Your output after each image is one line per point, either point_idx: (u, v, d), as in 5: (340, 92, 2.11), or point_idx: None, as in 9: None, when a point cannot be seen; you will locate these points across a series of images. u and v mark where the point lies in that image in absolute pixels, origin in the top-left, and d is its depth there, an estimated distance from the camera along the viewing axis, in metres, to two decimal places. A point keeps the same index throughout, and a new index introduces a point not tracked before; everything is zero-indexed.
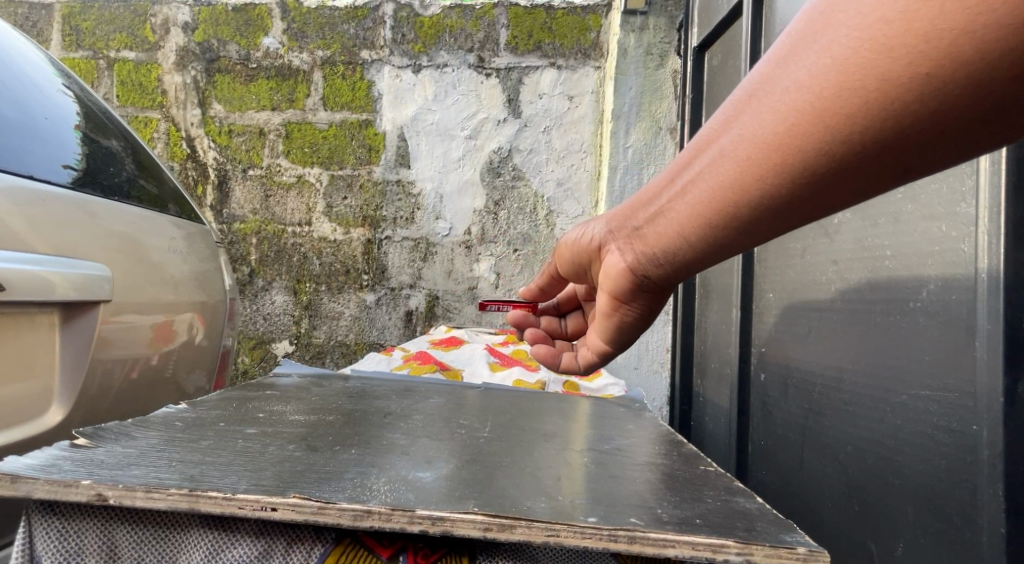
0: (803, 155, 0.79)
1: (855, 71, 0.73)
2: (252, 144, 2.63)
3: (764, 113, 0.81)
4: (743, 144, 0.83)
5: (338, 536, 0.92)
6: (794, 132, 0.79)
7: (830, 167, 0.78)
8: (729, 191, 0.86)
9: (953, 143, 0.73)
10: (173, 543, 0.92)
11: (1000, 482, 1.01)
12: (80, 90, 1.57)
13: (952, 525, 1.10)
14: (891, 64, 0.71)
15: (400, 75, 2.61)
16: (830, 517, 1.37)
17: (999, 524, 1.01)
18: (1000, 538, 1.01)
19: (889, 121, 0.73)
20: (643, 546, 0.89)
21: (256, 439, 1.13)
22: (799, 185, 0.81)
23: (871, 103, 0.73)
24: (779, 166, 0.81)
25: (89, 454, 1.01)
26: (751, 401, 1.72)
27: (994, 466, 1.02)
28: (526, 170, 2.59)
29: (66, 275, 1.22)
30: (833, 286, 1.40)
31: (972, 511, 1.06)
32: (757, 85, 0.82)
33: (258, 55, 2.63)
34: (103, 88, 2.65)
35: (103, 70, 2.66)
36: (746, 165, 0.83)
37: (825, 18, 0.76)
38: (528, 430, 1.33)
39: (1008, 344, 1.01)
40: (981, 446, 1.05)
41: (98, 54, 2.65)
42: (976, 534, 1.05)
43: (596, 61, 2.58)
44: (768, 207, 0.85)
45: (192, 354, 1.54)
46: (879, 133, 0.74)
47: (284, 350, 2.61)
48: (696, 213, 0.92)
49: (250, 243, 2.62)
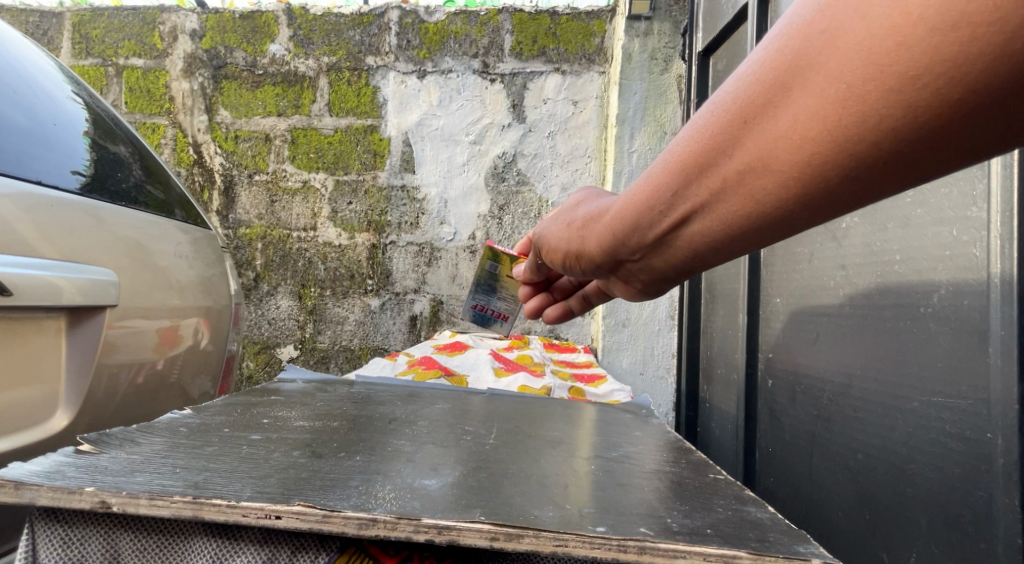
0: (807, 182, 0.76)
1: (862, 97, 0.70)
2: (258, 150, 2.63)
3: (761, 140, 0.77)
4: (750, 174, 0.79)
5: (343, 545, 0.91)
6: (796, 160, 0.75)
7: (835, 191, 0.76)
8: (738, 221, 0.83)
9: (969, 161, 0.72)
10: (177, 551, 0.92)
11: (1018, 491, 1.01)
12: (89, 96, 1.57)
13: (967, 535, 1.09)
14: (902, 87, 0.68)
15: (406, 81, 2.60)
16: (840, 526, 1.36)
17: (1017, 535, 1.01)
18: (1017, 549, 1.01)
19: (899, 147, 0.71)
20: (652, 556, 0.88)
21: (260, 445, 1.12)
22: (810, 210, 0.79)
23: (879, 128, 0.71)
24: (784, 194, 0.78)
25: (94, 460, 1.00)
26: (758, 407, 1.70)
27: (1010, 476, 1.02)
28: (530, 175, 2.59)
29: (73, 279, 1.21)
30: (842, 291, 1.38)
31: (988, 521, 1.06)
32: (755, 109, 0.77)
33: (264, 62, 2.63)
34: (112, 95, 2.65)
35: (112, 77, 2.66)
36: (755, 195, 0.80)
37: (819, 35, 0.72)
38: (534, 436, 1.32)
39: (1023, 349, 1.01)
40: (996, 455, 1.04)
41: (106, 62, 2.66)
42: (992, 544, 1.05)
43: (600, 66, 2.58)
44: (771, 231, 0.82)
45: (197, 359, 1.53)
46: (887, 158, 0.72)
47: (289, 355, 2.60)
48: (699, 241, 0.88)
49: (255, 248, 2.61)
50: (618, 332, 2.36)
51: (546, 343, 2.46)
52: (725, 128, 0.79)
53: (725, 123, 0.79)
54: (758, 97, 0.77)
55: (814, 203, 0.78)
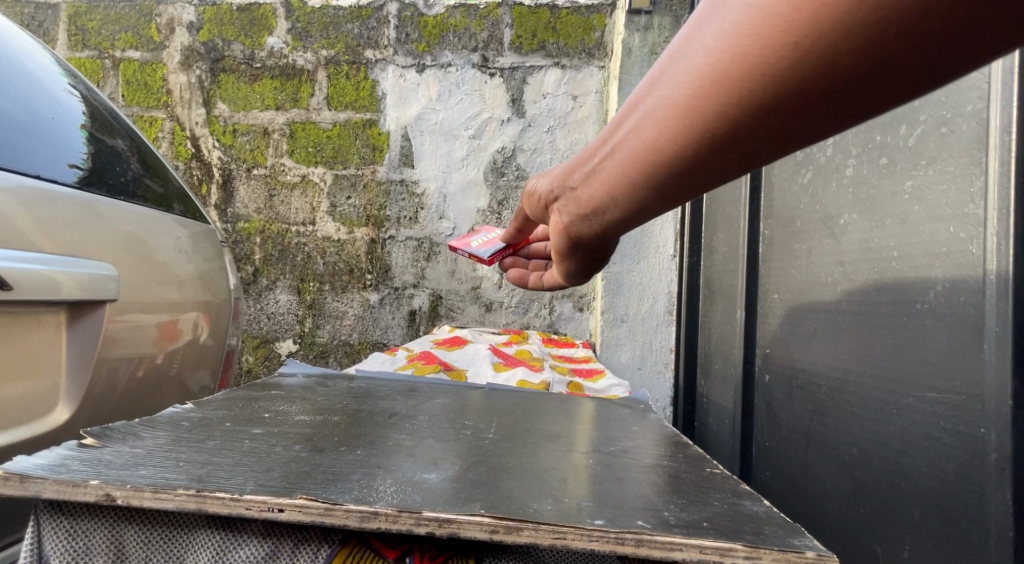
0: (712, 113, 0.78)
1: (764, 20, 0.73)
2: (256, 144, 2.63)
3: (677, 70, 0.80)
4: (662, 105, 0.82)
5: (344, 537, 0.92)
6: (705, 89, 0.78)
7: (741, 124, 0.77)
8: (651, 155, 0.85)
9: (874, 87, 0.71)
10: (180, 543, 0.93)
11: (1010, 486, 1.03)
12: (87, 89, 1.58)
13: (959, 529, 1.10)
14: (803, 8, 0.70)
15: (405, 75, 2.60)
16: (835, 519, 1.37)
17: (1007, 528, 1.03)
18: (1008, 543, 1.03)
19: (801, 71, 0.72)
20: (650, 549, 0.89)
21: (262, 439, 1.13)
22: (717, 146, 0.80)
23: (782, 50, 0.72)
24: (692, 126, 0.80)
25: (97, 454, 1.01)
26: (755, 402, 1.72)
27: (1002, 470, 1.03)
28: (529, 170, 2.59)
29: (72, 274, 1.22)
30: (839, 288, 1.39)
31: (980, 515, 1.07)
32: (680, 48, 0.80)
33: (263, 55, 2.63)
34: (109, 88, 2.65)
35: (109, 70, 2.66)
36: (666, 127, 0.82)
37: None
38: (533, 431, 1.33)
39: (1017, 346, 1.02)
40: (989, 450, 1.05)
41: (103, 54, 2.66)
42: (984, 538, 1.06)
43: (600, 61, 2.57)
44: (680, 169, 0.84)
45: (197, 353, 1.54)
46: (791, 84, 0.73)
47: (288, 349, 2.61)
48: (621, 182, 0.90)
49: (254, 242, 2.62)
50: (617, 327, 2.35)
51: (545, 338, 2.47)
52: (656, 65, 0.83)
53: (656, 62, 0.83)
54: (682, 32, 0.80)
55: (721, 139, 0.79)
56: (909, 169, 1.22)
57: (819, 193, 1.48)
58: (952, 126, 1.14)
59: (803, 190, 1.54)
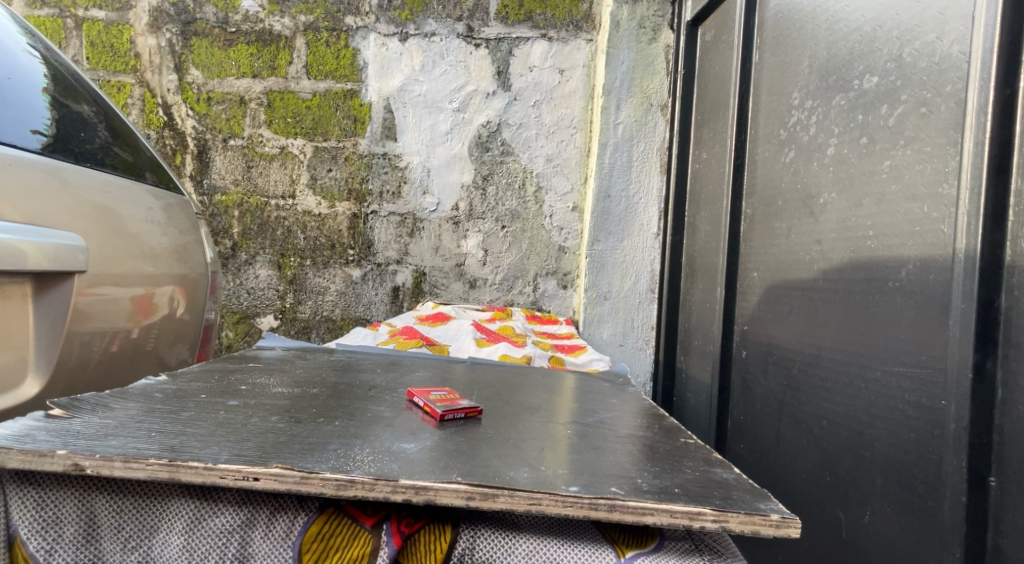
0: None
1: None
2: (232, 113, 2.52)
3: None
4: None
5: (322, 505, 0.94)
6: None
7: None
8: None
9: None
10: (153, 512, 0.93)
11: (965, 454, 1.04)
12: (48, 50, 1.52)
13: (917, 494, 1.12)
14: None
15: (386, 44, 2.50)
16: (802, 489, 1.39)
17: (961, 494, 1.05)
18: (961, 507, 1.05)
19: None
20: (622, 514, 0.90)
21: (238, 410, 1.12)
22: None
23: None
24: None
25: (65, 424, 1.00)
26: (732, 377, 1.73)
27: (960, 440, 1.05)
28: (515, 145, 2.51)
29: (37, 243, 1.19)
30: (816, 265, 1.39)
31: (937, 481, 1.09)
32: None
33: (237, 19, 2.51)
34: (72, 49, 2.50)
35: (72, 30, 2.50)
36: None
37: None
38: (513, 403, 1.32)
39: (981, 321, 1.04)
40: (949, 421, 1.07)
41: (65, 13, 2.49)
42: (940, 503, 1.08)
43: (588, 33, 2.47)
44: None
45: (174, 327, 1.52)
46: None
47: (269, 324, 2.54)
48: None
49: (233, 216, 2.52)
50: (600, 304, 2.35)
51: (529, 315, 2.44)
52: None
53: None
54: None
55: None
56: (888, 149, 1.21)
57: (801, 171, 1.47)
58: (931, 106, 1.13)
59: (786, 168, 1.53)
